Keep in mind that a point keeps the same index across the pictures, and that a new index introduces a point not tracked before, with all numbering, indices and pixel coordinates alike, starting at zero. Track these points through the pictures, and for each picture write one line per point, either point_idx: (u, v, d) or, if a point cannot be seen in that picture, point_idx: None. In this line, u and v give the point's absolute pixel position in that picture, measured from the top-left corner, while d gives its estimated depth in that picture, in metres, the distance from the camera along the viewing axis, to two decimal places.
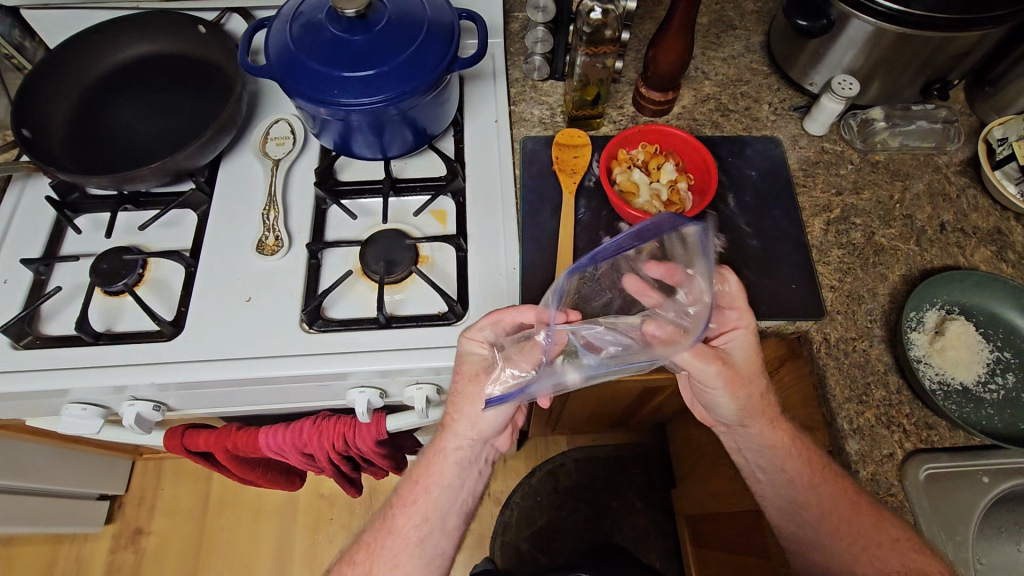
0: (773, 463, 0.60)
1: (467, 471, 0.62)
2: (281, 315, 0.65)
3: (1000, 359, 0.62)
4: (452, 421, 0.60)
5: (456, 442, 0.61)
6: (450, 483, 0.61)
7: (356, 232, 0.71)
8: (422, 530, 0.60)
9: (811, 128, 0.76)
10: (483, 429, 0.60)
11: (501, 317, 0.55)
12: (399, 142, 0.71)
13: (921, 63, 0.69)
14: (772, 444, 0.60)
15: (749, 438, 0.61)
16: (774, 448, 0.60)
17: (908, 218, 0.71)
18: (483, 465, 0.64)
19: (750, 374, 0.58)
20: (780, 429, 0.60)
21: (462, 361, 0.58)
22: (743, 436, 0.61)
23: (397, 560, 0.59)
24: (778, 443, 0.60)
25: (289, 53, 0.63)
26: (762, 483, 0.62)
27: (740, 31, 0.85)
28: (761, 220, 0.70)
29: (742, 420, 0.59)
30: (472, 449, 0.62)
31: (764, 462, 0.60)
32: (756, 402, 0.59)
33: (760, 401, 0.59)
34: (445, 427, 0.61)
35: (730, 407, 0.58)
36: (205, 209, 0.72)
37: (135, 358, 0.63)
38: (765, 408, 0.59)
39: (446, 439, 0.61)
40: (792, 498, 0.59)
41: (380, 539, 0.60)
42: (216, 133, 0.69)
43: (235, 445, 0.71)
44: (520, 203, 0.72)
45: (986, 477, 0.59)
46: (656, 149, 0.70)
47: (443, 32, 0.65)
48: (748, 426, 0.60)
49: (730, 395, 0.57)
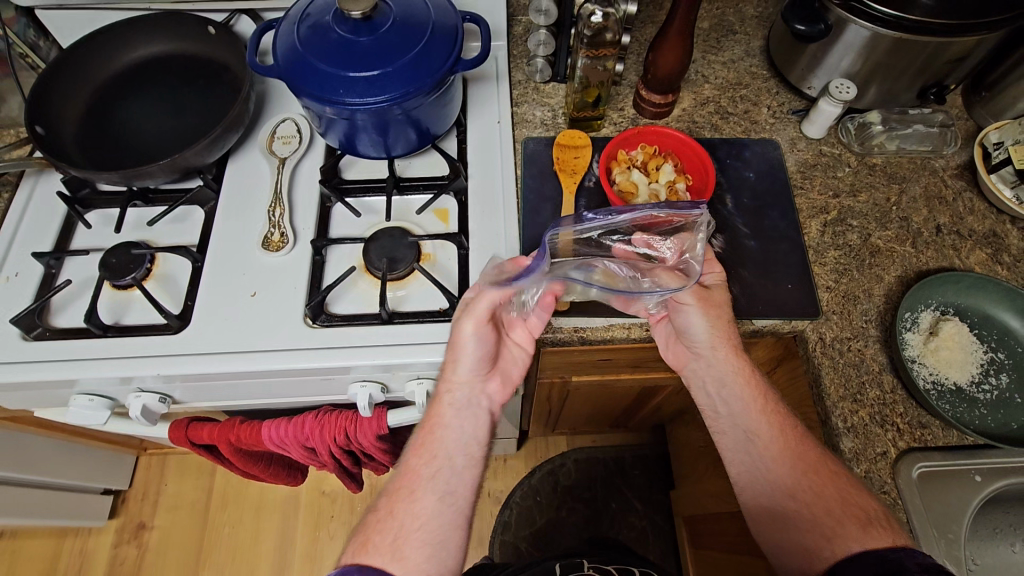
0: (734, 394, 0.60)
1: (466, 414, 0.60)
2: (285, 309, 0.66)
3: (994, 359, 0.63)
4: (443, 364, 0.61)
5: (450, 384, 0.61)
6: (450, 423, 0.59)
7: (359, 230, 0.72)
8: (434, 467, 0.56)
9: (809, 131, 0.77)
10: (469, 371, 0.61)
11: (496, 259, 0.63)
12: (402, 142, 0.72)
13: (919, 68, 0.70)
14: (734, 371, 0.60)
15: (715, 367, 0.61)
16: (738, 381, 0.60)
17: (904, 220, 0.72)
18: (483, 412, 0.62)
19: (718, 302, 0.61)
20: (744, 358, 0.61)
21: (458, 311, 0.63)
22: (710, 365, 0.61)
23: (417, 499, 0.54)
24: (739, 370, 0.60)
25: (296, 53, 0.65)
26: (723, 418, 0.61)
27: (740, 35, 0.86)
28: (759, 221, 0.71)
29: (711, 344, 0.61)
30: (467, 393, 0.61)
31: (728, 395, 0.60)
32: (723, 326, 0.61)
33: (725, 329, 0.61)
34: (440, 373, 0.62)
35: (701, 327, 0.60)
36: (211, 205, 0.73)
37: (140, 350, 0.64)
38: (726, 334, 0.61)
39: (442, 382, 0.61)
40: (746, 428, 0.59)
41: (399, 484, 0.56)
42: (224, 131, 0.70)
43: (239, 438, 0.72)
44: (521, 202, 0.73)
45: (979, 477, 0.59)
46: (655, 150, 0.71)
47: (447, 34, 0.67)
48: (714, 353, 0.61)
49: (704, 314, 0.60)
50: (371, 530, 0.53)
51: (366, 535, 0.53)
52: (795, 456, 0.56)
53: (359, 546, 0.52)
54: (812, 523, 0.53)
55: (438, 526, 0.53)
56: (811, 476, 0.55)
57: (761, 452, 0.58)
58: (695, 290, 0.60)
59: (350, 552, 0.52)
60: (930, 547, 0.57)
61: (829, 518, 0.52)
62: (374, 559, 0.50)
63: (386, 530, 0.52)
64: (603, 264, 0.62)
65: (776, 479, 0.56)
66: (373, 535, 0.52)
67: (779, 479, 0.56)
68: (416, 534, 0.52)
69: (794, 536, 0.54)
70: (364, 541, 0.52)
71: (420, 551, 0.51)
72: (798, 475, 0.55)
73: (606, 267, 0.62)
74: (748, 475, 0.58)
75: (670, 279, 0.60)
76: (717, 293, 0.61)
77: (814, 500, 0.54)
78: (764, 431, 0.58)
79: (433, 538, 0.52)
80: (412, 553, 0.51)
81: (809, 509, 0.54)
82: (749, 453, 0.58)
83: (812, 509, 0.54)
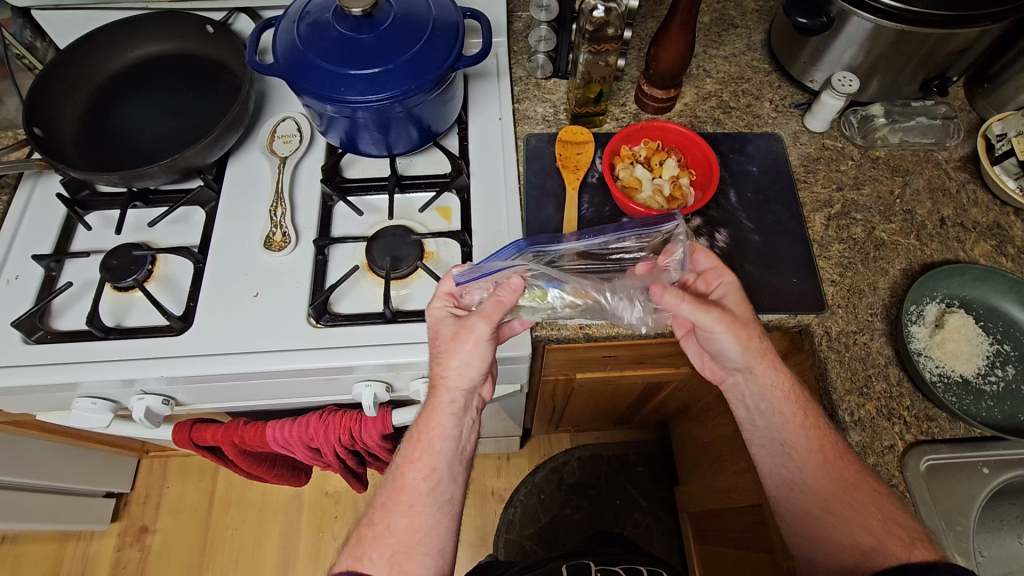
0: (772, 407, 0.59)
1: (463, 420, 0.59)
2: (289, 309, 0.66)
3: (1000, 351, 0.63)
4: (443, 374, 0.57)
5: (450, 393, 0.58)
6: (448, 434, 0.58)
7: (362, 228, 0.71)
8: (433, 480, 0.57)
9: (812, 125, 0.77)
10: (471, 376, 0.57)
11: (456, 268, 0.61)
12: (404, 139, 0.72)
13: (921, 60, 0.70)
14: (774, 385, 0.59)
15: (755, 384, 0.59)
16: (778, 397, 0.59)
17: (908, 213, 0.72)
18: (476, 415, 0.61)
19: (745, 321, 0.59)
20: (783, 371, 0.59)
21: (440, 323, 0.58)
22: (750, 380, 0.60)
23: (417, 513, 0.56)
24: (782, 384, 0.59)
25: (296, 51, 0.64)
26: (758, 427, 0.60)
27: (741, 29, 0.86)
28: (762, 215, 0.71)
29: (747, 362, 0.59)
30: (465, 400, 0.59)
31: (765, 408, 0.59)
32: (757, 344, 0.58)
33: (762, 345, 0.59)
34: (436, 383, 0.58)
35: (734, 350, 0.58)
36: (212, 205, 0.73)
37: (143, 352, 0.64)
38: (765, 348, 0.59)
39: (441, 393, 0.58)
40: (783, 439, 0.58)
41: (393, 498, 0.56)
42: (224, 130, 0.70)
43: (243, 439, 0.71)
44: (524, 199, 0.72)
45: (987, 469, 0.59)
46: (658, 145, 0.71)
47: (448, 32, 0.66)
48: (752, 370, 0.59)
49: (732, 337, 0.57)
50: (367, 543, 0.55)
51: (362, 547, 0.54)
52: (829, 467, 0.56)
53: (356, 558, 0.54)
54: (847, 532, 0.54)
55: (436, 537, 0.56)
56: (847, 489, 0.55)
57: (799, 465, 0.57)
58: (720, 317, 0.57)
59: (346, 559, 0.55)
60: (939, 540, 0.56)
61: (866, 525, 0.53)
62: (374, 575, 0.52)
63: (384, 545, 0.54)
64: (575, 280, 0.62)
65: (811, 488, 0.57)
66: (370, 549, 0.54)
67: (815, 490, 0.56)
68: (418, 547, 0.54)
69: (829, 542, 0.55)
70: (360, 553, 0.54)
71: (423, 563, 0.54)
72: (839, 489, 0.55)
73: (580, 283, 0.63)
74: (780, 481, 0.59)
75: (693, 310, 0.56)
76: (738, 310, 0.59)
77: (850, 512, 0.54)
78: (801, 445, 0.58)
79: (434, 548, 0.55)
80: (415, 566, 0.54)
81: (845, 522, 0.54)
82: (787, 465, 0.58)
83: (847, 519, 0.54)
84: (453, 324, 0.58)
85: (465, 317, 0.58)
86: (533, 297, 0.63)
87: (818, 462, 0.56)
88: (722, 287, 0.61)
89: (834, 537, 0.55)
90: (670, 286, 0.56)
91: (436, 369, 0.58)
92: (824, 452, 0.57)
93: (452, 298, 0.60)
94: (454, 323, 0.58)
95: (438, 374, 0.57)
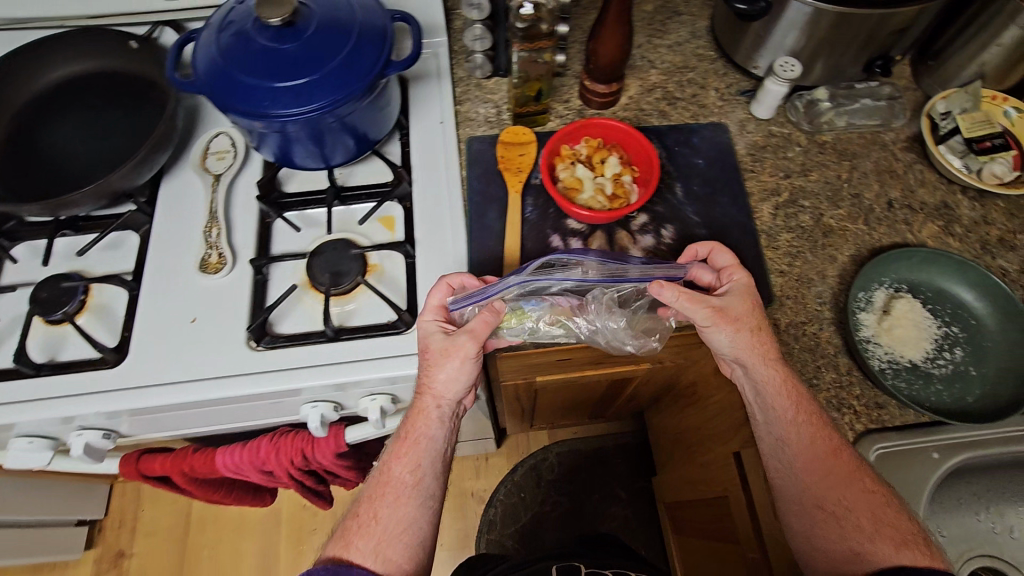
0: (768, 403, 0.57)
1: (448, 427, 0.60)
2: (229, 333, 0.64)
3: (948, 334, 0.62)
4: (430, 384, 0.58)
5: (437, 400, 0.59)
6: (434, 436, 0.59)
7: (302, 244, 0.70)
8: (417, 474, 0.58)
9: (758, 112, 0.76)
10: (457, 389, 0.59)
11: (448, 280, 0.61)
12: (340, 149, 0.70)
13: (863, 41, 0.69)
14: (766, 381, 0.57)
15: (749, 378, 0.58)
16: (775, 394, 0.57)
17: (856, 197, 0.71)
18: (458, 422, 0.62)
19: (741, 316, 0.58)
20: (778, 363, 0.58)
21: (429, 335, 0.59)
22: (746, 375, 0.58)
23: (400, 504, 0.56)
24: (775, 378, 0.57)
25: (215, 65, 0.61)
26: (759, 420, 0.59)
27: (685, 16, 0.84)
28: (709, 208, 0.69)
29: (737, 357, 0.58)
30: (451, 408, 0.60)
31: (764, 404, 0.58)
32: (750, 338, 0.58)
33: (756, 341, 0.58)
34: (422, 390, 0.59)
35: (725, 343, 0.58)
36: (145, 229, 0.70)
37: (78, 388, 0.61)
38: (759, 343, 0.58)
39: (428, 399, 0.59)
40: (778, 435, 0.57)
41: (379, 492, 0.57)
42: (150, 151, 0.67)
43: (192, 468, 0.70)
44: (467, 205, 0.71)
45: (937, 454, 0.59)
46: (599, 143, 0.69)
47: (375, 37, 0.64)
48: (745, 365, 0.58)
49: (724, 328, 0.58)
50: (353, 533, 0.56)
51: (347, 538, 0.56)
52: (820, 462, 0.56)
53: (342, 548, 0.55)
54: (847, 530, 0.54)
55: (416, 528, 0.56)
56: (830, 486, 0.55)
57: (795, 458, 0.56)
58: (714, 313, 0.57)
59: (331, 549, 0.56)
60: None
61: (862, 532, 0.53)
62: (359, 563, 0.53)
63: (369, 535, 0.55)
64: (556, 299, 0.64)
65: (804, 482, 0.56)
66: (356, 539, 0.55)
67: (809, 486, 0.56)
68: (401, 536, 0.55)
69: (818, 544, 0.54)
70: (346, 542, 0.55)
71: (405, 553, 0.54)
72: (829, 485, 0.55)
73: (561, 302, 0.64)
74: (775, 467, 0.58)
75: (688, 302, 0.57)
76: (739, 305, 0.59)
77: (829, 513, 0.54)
78: (796, 441, 0.56)
79: (415, 540, 0.55)
80: (397, 555, 0.54)
81: (837, 521, 0.54)
82: (784, 459, 0.57)
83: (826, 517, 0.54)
84: (442, 339, 0.58)
85: (455, 332, 0.59)
86: (514, 317, 0.63)
87: (814, 461, 0.55)
88: (728, 285, 0.61)
89: (823, 536, 0.54)
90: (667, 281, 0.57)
91: (422, 379, 0.59)
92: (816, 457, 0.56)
93: (443, 311, 0.61)
94: (443, 337, 0.59)
95: (426, 383, 0.58)
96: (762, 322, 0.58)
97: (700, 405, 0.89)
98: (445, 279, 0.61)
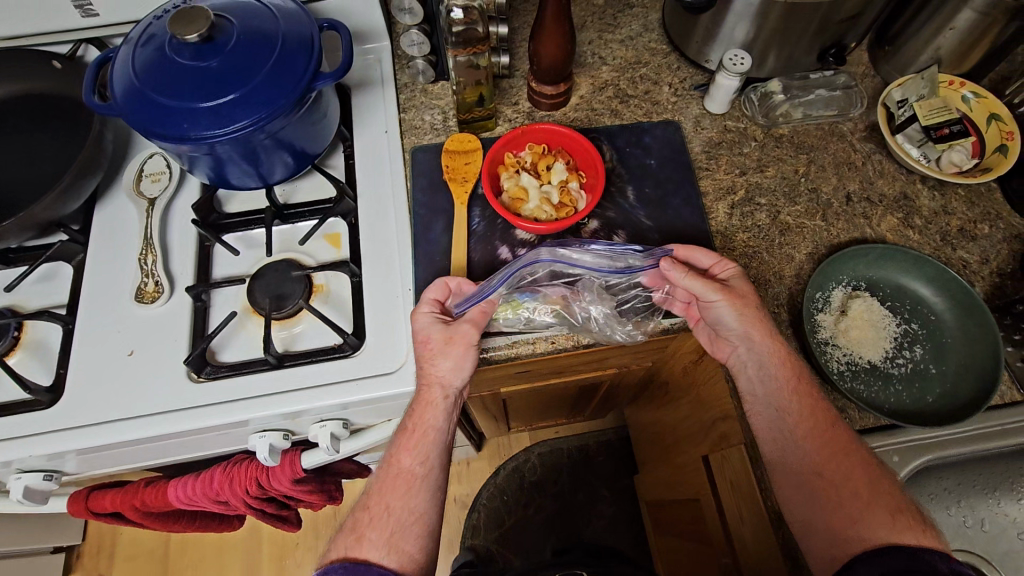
0: (769, 376, 0.57)
1: (452, 416, 0.59)
2: (169, 365, 0.62)
3: (908, 331, 0.61)
4: (435, 374, 0.58)
5: (444, 390, 0.58)
6: (444, 427, 0.58)
7: (243, 267, 0.67)
8: (427, 464, 0.57)
9: (712, 107, 0.73)
10: (462, 376, 0.58)
11: (446, 279, 0.61)
12: (279, 165, 0.67)
13: (815, 30, 0.66)
14: (770, 354, 0.57)
15: (750, 351, 0.58)
16: (778, 365, 0.57)
17: (814, 192, 0.69)
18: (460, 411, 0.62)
19: (749, 295, 0.59)
20: (778, 340, 0.58)
21: (426, 327, 0.58)
22: (748, 351, 0.58)
23: (412, 495, 0.56)
24: (777, 353, 0.57)
25: (134, 87, 0.58)
26: (757, 395, 0.58)
27: (637, 9, 0.81)
28: (662, 211, 0.67)
29: (745, 331, 0.58)
30: (456, 398, 0.60)
31: (764, 376, 0.57)
32: (757, 314, 0.58)
33: (761, 317, 0.58)
34: (424, 380, 0.58)
35: (733, 319, 0.57)
36: (80, 258, 0.67)
37: (11, 431, 0.59)
38: (763, 319, 0.58)
39: (436, 390, 0.58)
40: (775, 404, 0.56)
41: (387, 485, 0.56)
42: (77, 177, 0.64)
43: (144, 502, 0.68)
44: (413, 219, 0.68)
45: (898, 457, 0.58)
46: (544, 148, 0.67)
47: (302, 48, 0.61)
48: (750, 339, 0.58)
49: (734, 304, 0.57)
50: (365, 526, 0.54)
51: (359, 530, 0.54)
52: (819, 439, 0.55)
53: (354, 541, 0.54)
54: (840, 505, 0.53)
55: (428, 518, 0.55)
56: (822, 459, 0.54)
57: (793, 434, 0.55)
58: (714, 283, 0.58)
59: (341, 547, 0.54)
60: None
61: (857, 501, 0.53)
62: (374, 556, 0.52)
63: (382, 526, 0.54)
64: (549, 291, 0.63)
65: (805, 459, 0.55)
66: (369, 531, 0.54)
67: (808, 456, 0.54)
68: (413, 526, 0.54)
69: (817, 520, 0.53)
70: (359, 535, 0.54)
71: (418, 543, 0.54)
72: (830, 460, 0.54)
73: (555, 293, 0.63)
74: (773, 440, 0.56)
75: (687, 275, 0.58)
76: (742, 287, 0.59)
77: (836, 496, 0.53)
78: (797, 416, 0.56)
79: (427, 529, 0.55)
80: (411, 546, 0.54)
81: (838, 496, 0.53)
82: (784, 434, 0.56)
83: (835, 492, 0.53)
84: (443, 329, 0.58)
85: (454, 322, 0.58)
86: (509, 308, 0.62)
87: (814, 432, 0.55)
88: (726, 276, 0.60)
89: (815, 507, 0.53)
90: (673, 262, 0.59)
91: (424, 369, 0.58)
92: (796, 425, 0.56)
93: (437, 304, 0.60)
94: (442, 328, 0.58)
95: (430, 374, 0.58)
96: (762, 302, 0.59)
97: (673, 406, 0.87)
98: (443, 280, 0.61)
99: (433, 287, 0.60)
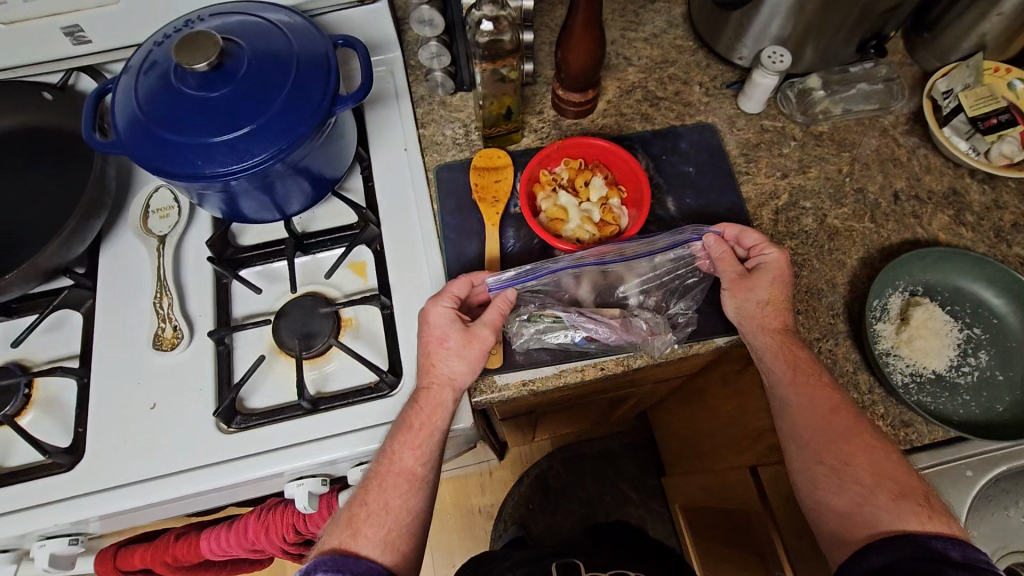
0: (762, 361, 0.55)
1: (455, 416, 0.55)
2: (195, 418, 0.58)
3: (971, 336, 0.58)
4: (441, 374, 0.53)
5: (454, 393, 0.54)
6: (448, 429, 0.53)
7: (266, 305, 0.64)
8: (429, 465, 0.52)
9: (747, 107, 0.70)
10: (465, 376, 0.54)
11: (469, 275, 0.58)
12: (296, 195, 0.62)
13: (855, 21, 0.62)
14: (761, 347, 0.56)
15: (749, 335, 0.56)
16: (772, 358, 0.55)
17: (859, 192, 0.66)
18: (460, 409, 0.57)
19: (760, 279, 0.57)
20: (784, 330, 0.56)
21: (441, 322, 0.54)
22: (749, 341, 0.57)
23: (413, 495, 0.51)
24: (771, 347, 0.55)
25: (138, 123, 0.54)
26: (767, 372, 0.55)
27: (659, 3, 0.77)
28: (704, 221, 0.64)
29: (739, 322, 0.57)
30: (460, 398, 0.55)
31: (763, 355, 0.55)
32: (755, 310, 0.56)
33: (762, 311, 0.56)
34: (429, 378, 0.54)
35: (732, 312, 0.58)
36: (88, 304, 0.63)
37: (31, 499, 0.55)
38: (764, 312, 0.56)
39: (448, 392, 0.53)
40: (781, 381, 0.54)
41: (387, 479, 0.51)
42: (82, 220, 0.59)
43: (176, 557, 0.66)
44: (443, 243, 0.65)
45: (971, 471, 0.55)
46: (580, 163, 0.64)
47: (319, 70, 0.56)
48: (743, 328, 0.57)
49: (736, 295, 0.57)
50: (361, 521, 0.49)
51: (354, 525, 0.49)
52: (825, 420, 0.52)
53: (349, 538, 0.48)
54: (842, 487, 0.50)
55: (422, 518, 0.51)
56: (843, 446, 0.52)
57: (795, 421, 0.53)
58: (738, 267, 0.58)
59: (333, 540, 0.49)
60: None
61: (859, 484, 0.50)
62: (369, 553, 0.47)
63: (380, 524, 0.49)
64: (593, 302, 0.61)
65: (809, 445, 0.52)
66: (365, 527, 0.49)
67: (802, 433, 0.53)
68: (409, 527, 0.50)
69: (822, 498, 0.51)
70: (354, 531, 0.49)
71: (413, 545, 0.50)
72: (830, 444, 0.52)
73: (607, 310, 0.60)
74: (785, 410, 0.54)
75: (722, 255, 0.58)
76: (761, 277, 0.57)
77: (842, 481, 0.51)
78: (800, 400, 0.53)
79: (420, 530, 0.51)
80: (408, 547, 0.49)
81: (837, 473, 0.51)
82: (785, 417, 0.54)
83: (841, 473, 0.51)
84: (454, 329, 0.54)
85: (471, 323, 0.55)
86: (558, 325, 0.59)
87: (815, 415, 0.53)
88: (759, 260, 0.58)
89: (827, 489, 0.51)
90: (710, 238, 0.59)
91: (429, 367, 0.54)
92: (829, 415, 0.53)
93: (457, 300, 0.56)
94: (459, 327, 0.54)
95: (437, 373, 0.53)
96: (778, 298, 0.56)
97: (712, 415, 0.85)
98: (466, 276, 0.58)
99: (455, 282, 0.57)
